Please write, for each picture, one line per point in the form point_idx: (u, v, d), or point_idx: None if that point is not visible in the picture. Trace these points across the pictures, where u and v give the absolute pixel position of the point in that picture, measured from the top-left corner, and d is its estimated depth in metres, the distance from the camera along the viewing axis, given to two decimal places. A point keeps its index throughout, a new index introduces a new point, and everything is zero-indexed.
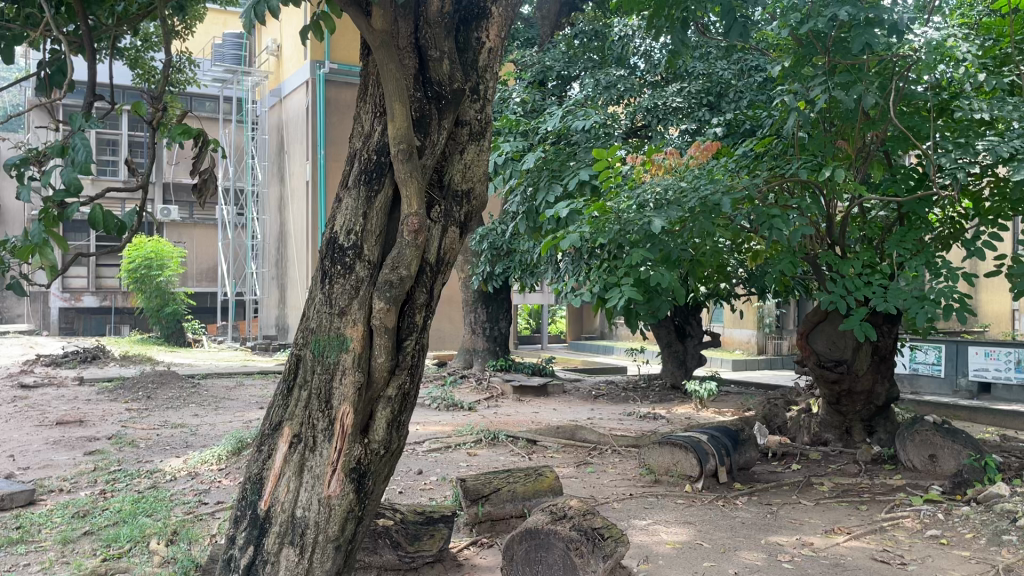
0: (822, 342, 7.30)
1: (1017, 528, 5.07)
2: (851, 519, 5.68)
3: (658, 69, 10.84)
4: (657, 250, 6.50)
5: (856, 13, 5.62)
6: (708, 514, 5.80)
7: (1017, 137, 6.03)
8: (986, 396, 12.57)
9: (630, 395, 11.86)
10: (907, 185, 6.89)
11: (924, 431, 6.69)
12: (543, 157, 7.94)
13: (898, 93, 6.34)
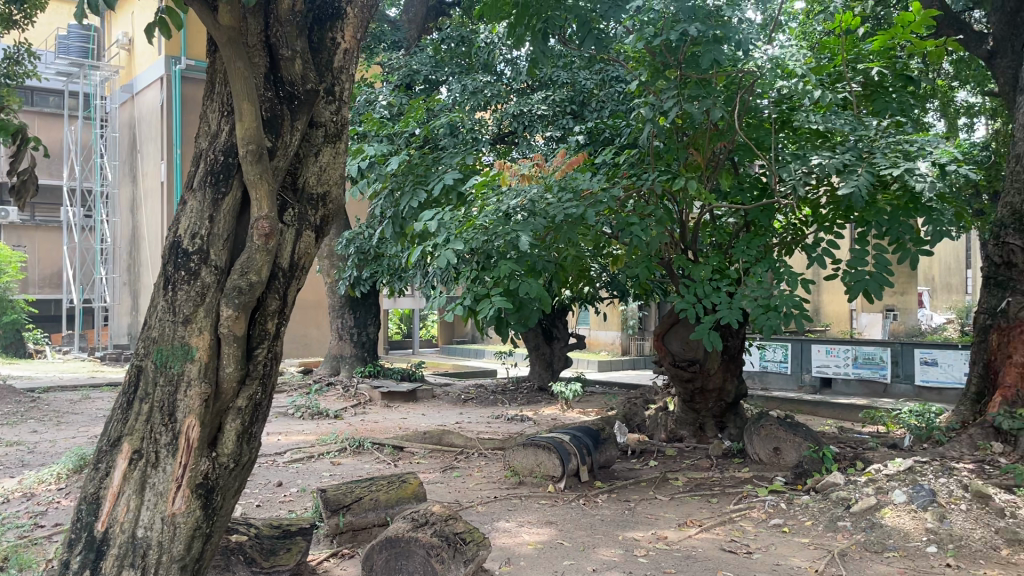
0: (677, 343, 7.60)
1: (850, 514, 5.44)
2: (703, 512, 5.94)
3: (523, 77, 10.98)
4: (524, 260, 6.56)
5: (706, 30, 5.99)
6: (570, 513, 5.92)
7: (848, 152, 6.48)
8: (827, 391, 13.48)
9: (498, 398, 11.97)
10: (753, 193, 7.27)
11: (769, 425, 7.08)
12: (407, 161, 7.87)
13: (744, 107, 6.71)
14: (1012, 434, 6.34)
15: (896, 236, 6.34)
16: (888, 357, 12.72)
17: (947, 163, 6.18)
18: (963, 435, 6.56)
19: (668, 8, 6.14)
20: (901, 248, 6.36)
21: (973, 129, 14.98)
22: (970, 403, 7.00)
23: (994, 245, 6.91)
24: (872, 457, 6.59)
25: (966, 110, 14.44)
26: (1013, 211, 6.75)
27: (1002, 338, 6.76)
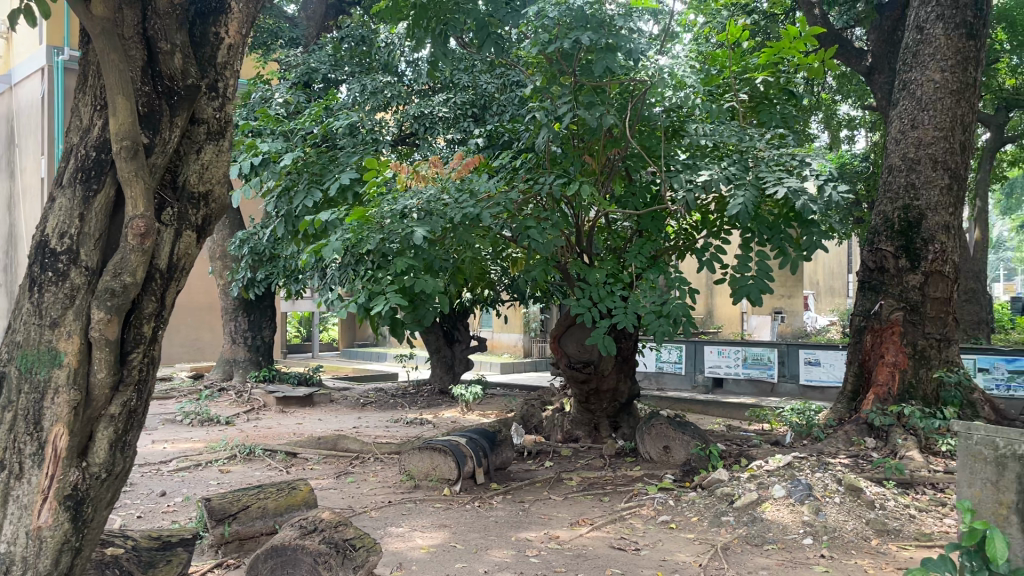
0: (572, 345, 7.75)
1: (733, 509, 5.64)
2: (595, 510, 6.05)
3: (424, 78, 10.95)
4: (421, 260, 6.52)
5: (597, 38, 6.16)
6: (464, 516, 5.92)
7: (734, 162, 6.74)
8: (719, 390, 13.96)
9: (398, 402, 11.88)
10: (646, 200, 7.47)
11: (659, 424, 7.29)
12: (303, 159, 7.73)
13: (636, 115, 6.89)
14: (884, 429, 6.73)
15: (778, 245, 6.62)
16: (776, 357, 13.27)
17: (824, 176, 6.51)
18: (840, 432, 6.89)
19: (562, 16, 6.26)
20: (782, 255, 6.64)
21: (853, 140, 15.82)
22: (847, 401, 7.36)
23: (869, 251, 7.28)
24: (755, 454, 6.85)
25: (848, 122, 15.24)
26: (886, 219, 7.13)
27: (875, 339, 7.13)
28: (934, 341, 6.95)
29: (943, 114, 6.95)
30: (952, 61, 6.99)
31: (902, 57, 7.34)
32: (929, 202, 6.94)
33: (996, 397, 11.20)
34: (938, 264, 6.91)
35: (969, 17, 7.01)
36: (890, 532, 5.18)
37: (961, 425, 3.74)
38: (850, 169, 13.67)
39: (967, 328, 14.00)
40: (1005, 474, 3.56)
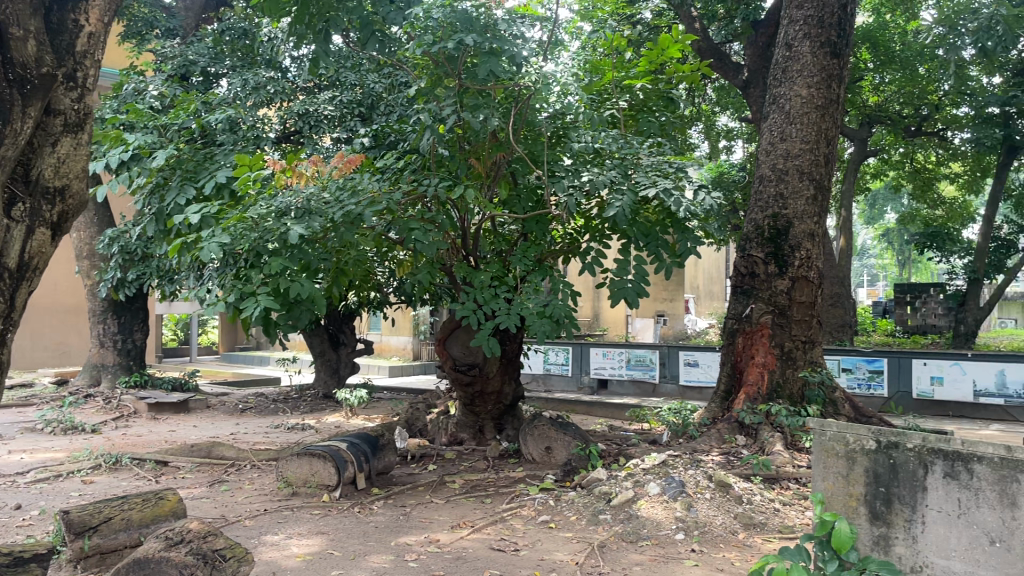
0: (457, 348, 7.78)
1: (611, 507, 5.77)
2: (476, 513, 6.08)
3: (309, 76, 10.73)
4: (299, 260, 6.33)
5: (481, 41, 6.19)
6: (343, 522, 5.82)
7: (614, 168, 6.88)
8: (603, 391, 14.28)
9: (279, 407, 11.57)
10: (530, 203, 7.54)
11: (541, 426, 7.39)
12: (176, 155, 7.41)
13: (521, 120, 6.96)
14: (753, 427, 7.04)
15: (654, 250, 6.82)
16: (657, 359, 13.67)
17: (700, 184, 6.75)
18: (713, 430, 7.16)
19: (446, 17, 6.25)
20: (659, 260, 6.85)
21: (731, 151, 16.49)
22: (720, 401, 7.65)
23: (741, 257, 7.60)
24: (633, 453, 7.04)
25: (725, 133, 15.92)
26: (757, 227, 7.47)
27: (746, 340, 7.44)
28: (799, 343, 7.32)
29: (809, 127, 7.34)
30: (817, 78, 7.38)
31: (772, 72, 7.70)
32: (796, 211, 7.31)
33: (857, 396, 11.94)
34: (804, 270, 7.29)
35: (833, 36, 7.42)
36: (756, 526, 5.40)
37: (816, 421, 3.92)
38: (728, 178, 14.25)
39: (832, 330, 14.83)
40: (854, 467, 3.76)
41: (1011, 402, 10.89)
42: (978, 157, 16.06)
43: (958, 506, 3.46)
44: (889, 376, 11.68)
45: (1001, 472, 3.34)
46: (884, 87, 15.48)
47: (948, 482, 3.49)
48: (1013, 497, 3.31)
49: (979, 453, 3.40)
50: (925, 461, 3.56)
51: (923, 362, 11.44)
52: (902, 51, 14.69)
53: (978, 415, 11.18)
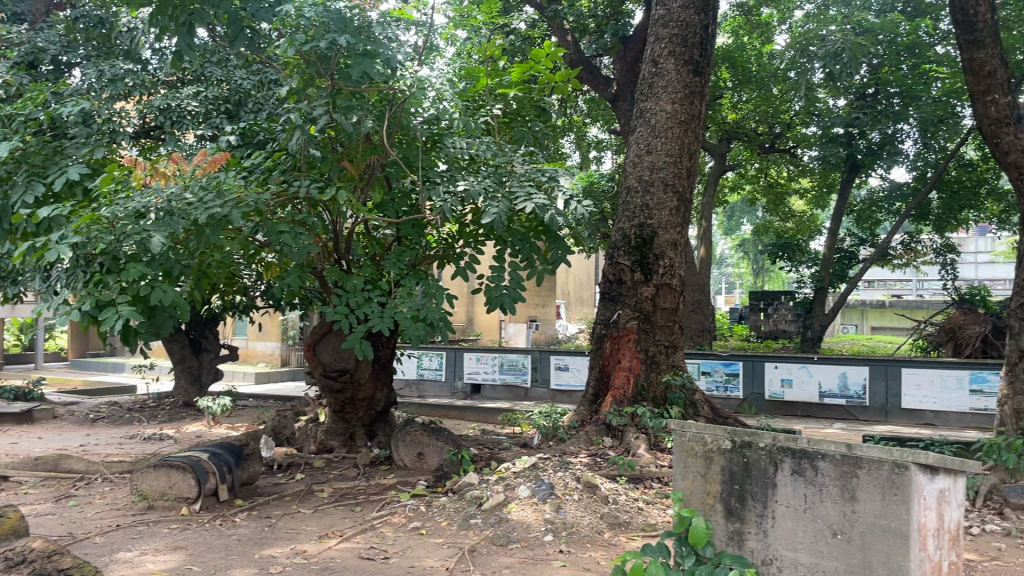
0: (328, 353, 7.54)
1: (481, 512, 5.80)
2: (344, 522, 5.98)
3: (171, 69, 10.26)
4: (159, 265, 6.04)
5: (355, 43, 6.12)
6: (203, 535, 5.58)
7: (488, 175, 6.93)
8: (476, 396, 14.34)
9: (134, 417, 10.97)
10: (404, 207, 7.49)
11: (413, 431, 7.36)
12: (22, 148, 6.91)
13: (395, 124, 6.90)
14: (619, 429, 7.27)
15: (527, 256, 6.94)
16: (529, 363, 13.87)
17: (570, 193, 6.91)
18: (581, 433, 7.35)
19: (318, 16, 6.11)
20: (532, 266, 6.96)
21: (601, 162, 16.98)
22: (588, 404, 7.84)
23: (609, 265, 7.83)
24: (504, 457, 7.12)
25: (596, 143, 16.43)
26: (624, 236, 7.72)
27: (613, 345, 7.67)
28: (663, 347, 7.62)
29: (672, 141, 7.67)
30: (681, 94, 7.71)
31: (639, 87, 8.00)
32: (660, 221, 7.61)
33: (715, 397, 12.53)
34: (667, 278, 7.61)
35: (695, 55, 7.78)
36: (620, 525, 5.56)
37: (677, 423, 4.15)
38: (597, 188, 14.71)
39: (693, 335, 15.54)
40: (712, 466, 3.99)
41: (852, 402, 11.74)
42: (825, 174, 17.27)
43: (804, 501, 3.69)
44: (744, 379, 12.35)
45: (842, 468, 3.58)
46: (742, 105, 16.41)
47: (796, 478, 3.72)
48: (852, 491, 3.55)
49: (822, 450, 3.64)
50: (775, 459, 3.79)
51: (775, 365, 12.17)
52: (757, 71, 15.65)
53: (823, 414, 11.97)
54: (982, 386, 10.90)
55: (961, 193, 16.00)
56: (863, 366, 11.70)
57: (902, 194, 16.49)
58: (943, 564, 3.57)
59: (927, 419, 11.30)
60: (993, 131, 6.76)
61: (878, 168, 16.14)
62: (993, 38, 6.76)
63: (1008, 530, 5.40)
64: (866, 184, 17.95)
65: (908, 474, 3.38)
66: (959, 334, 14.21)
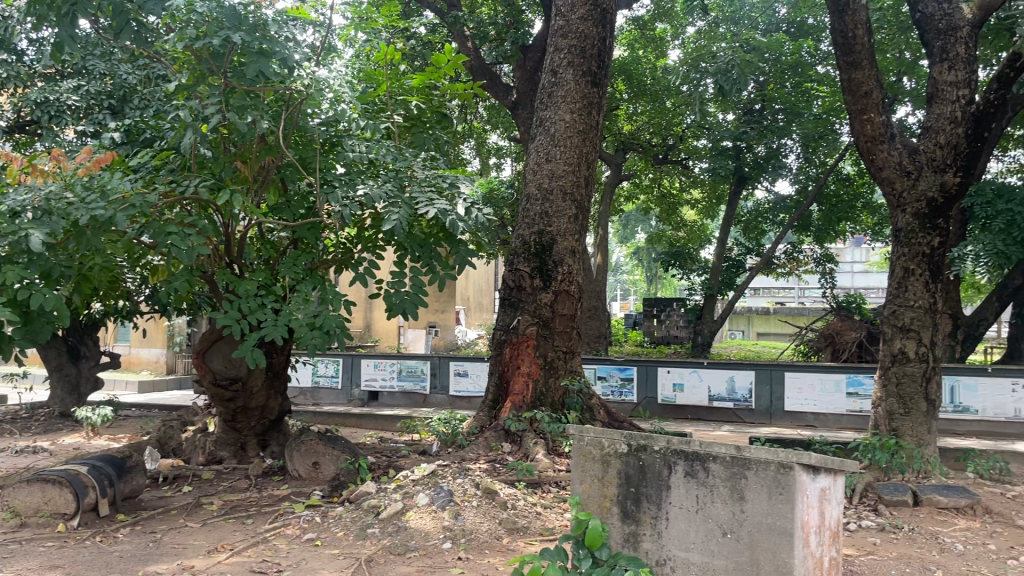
0: (218, 361, 7.40)
1: (379, 521, 5.70)
2: (235, 535, 5.77)
3: (49, 60, 9.72)
4: (36, 268, 5.68)
5: (250, 41, 5.95)
6: (81, 553, 5.27)
7: (388, 179, 6.84)
8: (373, 403, 14.15)
9: (4, 429, 10.28)
10: (300, 211, 7.31)
11: (308, 440, 7.20)
12: None
13: (292, 125, 6.71)
14: (518, 434, 7.31)
15: (428, 261, 6.89)
16: (428, 369, 13.78)
17: (471, 200, 6.91)
18: (480, 439, 7.36)
19: (210, 12, 5.92)
20: (432, 271, 6.91)
21: (501, 168, 17.12)
22: (487, 409, 7.86)
23: (509, 271, 7.86)
24: (402, 464, 7.04)
25: (496, 150, 16.57)
26: (524, 243, 7.77)
27: (513, 351, 7.71)
28: (561, 353, 7.72)
29: (571, 150, 7.78)
30: (579, 104, 7.85)
31: (539, 96, 8.09)
32: (559, 229, 7.72)
33: (610, 402, 12.80)
34: (566, 284, 7.71)
35: (593, 67, 7.93)
36: (519, 530, 5.57)
37: (576, 428, 4.22)
38: (498, 195, 14.81)
39: (590, 341, 15.82)
40: (609, 469, 4.07)
41: (739, 405, 12.22)
42: (714, 185, 17.95)
43: (696, 502, 3.81)
44: (638, 384, 12.65)
45: (732, 470, 3.71)
46: (636, 117, 16.92)
47: (688, 480, 3.84)
48: (741, 491, 3.68)
49: (713, 453, 3.77)
50: (669, 462, 3.90)
51: (668, 370, 12.52)
52: (652, 84, 16.12)
53: (712, 417, 12.39)
54: (858, 389, 11.49)
55: (839, 206, 16.95)
56: (749, 370, 12.20)
57: (785, 206, 17.33)
58: (823, 560, 3.75)
59: (807, 421, 11.86)
60: (869, 148, 7.18)
61: (763, 181, 16.91)
62: (868, 60, 7.16)
63: (881, 525, 5.73)
64: (752, 196, 18.76)
65: (792, 474, 3.54)
66: (836, 339, 15.01)
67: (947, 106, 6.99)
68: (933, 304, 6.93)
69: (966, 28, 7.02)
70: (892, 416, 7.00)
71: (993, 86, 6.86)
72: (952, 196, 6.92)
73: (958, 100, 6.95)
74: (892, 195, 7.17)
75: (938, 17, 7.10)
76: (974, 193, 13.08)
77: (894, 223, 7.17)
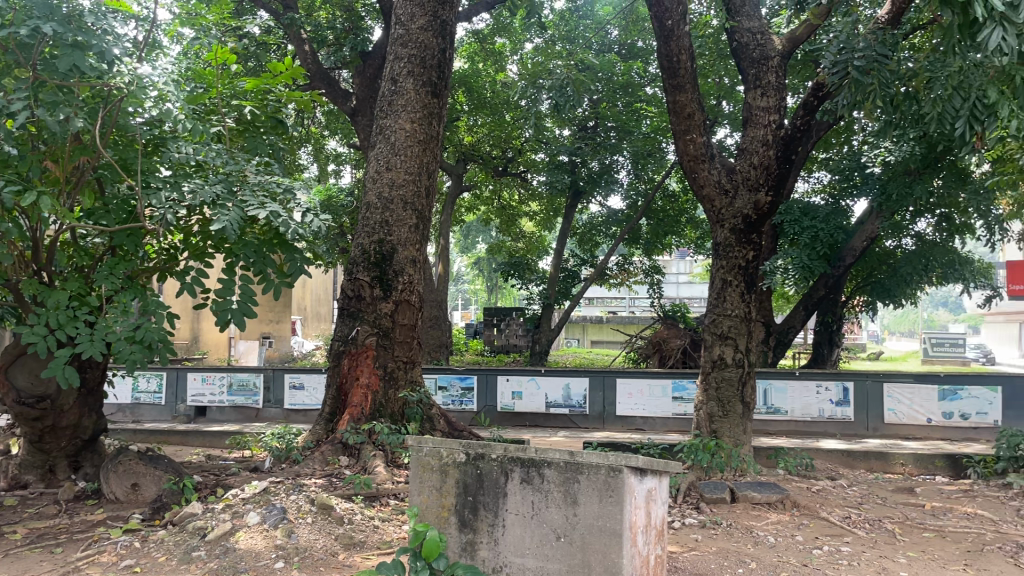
0: (23, 378, 6.71)
1: (205, 543, 5.37)
2: (42, 566, 5.29)
3: None
4: None
5: (62, 31, 5.52)
6: None
7: (218, 183, 6.51)
8: (201, 419, 13.44)
9: None
10: (120, 214, 6.83)
11: (127, 460, 6.77)
12: None
13: (110, 122, 6.27)
14: (356, 447, 7.19)
15: (262, 269, 6.63)
16: (261, 383, 13.27)
17: (307, 207, 6.72)
18: (316, 453, 7.17)
19: None
20: (266, 279, 6.65)
21: (340, 176, 16.83)
22: (324, 422, 7.66)
23: (347, 281, 7.70)
24: (231, 483, 6.72)
25: (334, 157, 16.31)
26: (363, 251, 7.64)
27: (351, 362, 7.54)
28: (401, 363, 7.66)
29: (412, 160, 7.74)
30: (419, 114, 7.82)
31: (378, 104, 7.99)
32: (399, 238, 7.66)
33: (451, 411, 12.76)
34: (406, 294, 7.67)
35: (434, 77, 7.95)
36: (355, 545, 5.45)
37: (414, 439, 4.20)
38: (337, 203, 14.56)
39: (431, 350, 15.82)
40: (447, 479, 4.09)
41: (574, 411, 12.61)
42: (551, 199, 18.54)
43: (532, 507, 3.89)
44: (478, 393, 12.73)
45: (565, 474, 3.82)
46: (476, 129, 17.15)
47: (524, 486, 3.92)
48: (574, 495, 3.79)
49: (548, 458, 3.87)
50: (506, 469, 3.96)
51: (507, 378, 12.70)
52: (491, 97, 16.41)
53: (549, 423, 12.70)
54: (683, 393, 12.24)
55: (666, 220, 17.92)
56: (584, 377, 12.64)
57: (617, 219, 18.10)
58: (650, 558, 3.93)
59: (637, 425, 12.42)
60: (692, 167, 7.64)
61: (597, 195, 17.60)
62: (691, 84, 7.61)
63: (703, 522, 6.09)
64: (587, 209, 19.48)
65: (621, 477, 3.68)
66: (663, 346, 15.84)
67: (760, 130, 7.55)
68: (748, 313, 7.47)
69: (777, 59, 7.63)
70: (712, 418, 7.47)
71: (800, 112, 7.46)
72: (763, 213, 7.48)
73: (769, 125, 7.53)
74: (712, 211, 7.66)
75: (752, 47, 7.67)
76: (783, 211, 14.23)
77: (713, 237, 7.67)
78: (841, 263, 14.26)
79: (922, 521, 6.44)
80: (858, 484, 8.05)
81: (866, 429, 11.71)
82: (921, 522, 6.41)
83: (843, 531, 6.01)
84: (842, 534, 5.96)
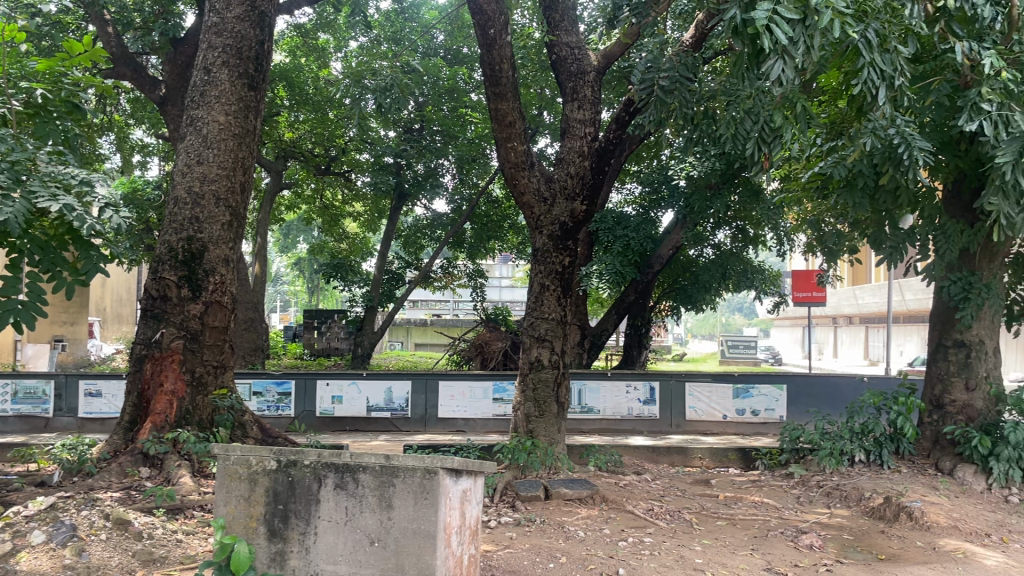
0: None
1: None
2: None
3: None
4: None
5: None
6: None
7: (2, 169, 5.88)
8: None
9: None
10: None
11: None
12: None
13: None
14: (158, 457, 6.78)
15: (51, 267, 6.08)
16: (51, 390, 12.16)
17: (106, 201, 6.25)
18: (113, 464, 6.68)
19: None
20: (56, 278, 6.12)
21: (146, 168, 15.80)
22: (122, 431, 7.13)
23: (151, 280, 7.20)
24: (13, 499, 6.08)
25: (141, 147, 15.31)
26: (170, 249, 7.18)
27: (154, 367, 7.08)
28: (210, 367, 7.33)
29: (225, 154, 7.40)
30: (234, 106, 7.49)
31: (189, 93, 7.55)
32: (209, 236, 7.29)
33: (266, 418, 12.29)
34: (217, 295, 7.34)
35: (250, 69, 7.63)
36: (155, 561, 5.12)
37: (220, 446, 3.95)
38: (142, 197, 13.68)
39: (244, 354, 15.19)
40: (256, 488, 3.89)
41: (395, 414, 12.53)
42: (376, 199, 18.38)
43: (345, 514, 3.82)
44: (296, 398, 12.33)
45: (380, 478, 3.80)
46: (298, 125, 16.70)
47: (338, 492, 3.84)
48: (389, 499, 3.78)
49: (363, 463, 3.82)
50: (319, 476, 3.85)
51: (326, 383, 12.39)
52: (314, 94, 15.94)
53: (370, 428, 12.52)
54: (502, 394, 12.51)
55: (489, 225, 18.25)
56: (406, 381, 12.57)
57: (442, 223, 18.19)
58: (463, 558, 3.99)
59: (458, 426, 12.54)
60: (512, 173, 7.79)
61: (422, 198, 17.63)
62: (512, 93, 7.77)
63: (518, 520, 6.24)
64: (411, 212, 19.48)
65: (436, 478, 3.73)
66: (485, 349, 16.12)
67: (577, 141, 7.85)
68: (563, 316, 7.75)
69: (592, 74, 7.99)
70: (529, 418, 7.67)
71: (613, 126, 7.86)
72: (579, 221, 7.80)
73: (585, 137, 7.85)
74: (531, 218, 7.89)
75: (571, 60, 7.97)
76: (598, 219, 14.89)
77: (532, 242, 7.89)
78: (649, 270, 15.13)
79: (716, 510, 6.96)
80: (660, 478, 8.58)
81: (670, 426, 12.45)
82: (715, 512, 6.92)
83: (646, 522, 6.37)
84: (645, 525, 6.31)
